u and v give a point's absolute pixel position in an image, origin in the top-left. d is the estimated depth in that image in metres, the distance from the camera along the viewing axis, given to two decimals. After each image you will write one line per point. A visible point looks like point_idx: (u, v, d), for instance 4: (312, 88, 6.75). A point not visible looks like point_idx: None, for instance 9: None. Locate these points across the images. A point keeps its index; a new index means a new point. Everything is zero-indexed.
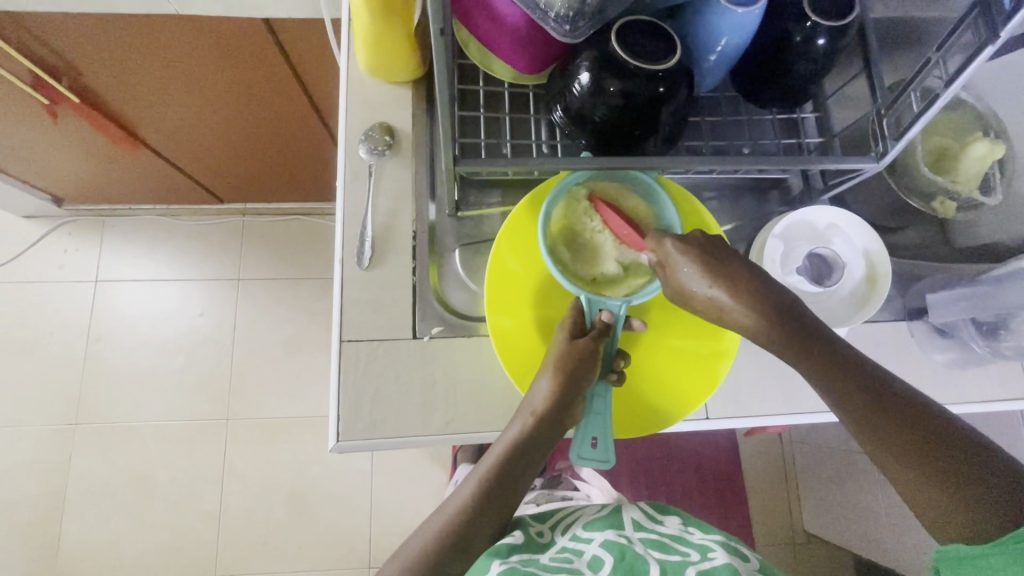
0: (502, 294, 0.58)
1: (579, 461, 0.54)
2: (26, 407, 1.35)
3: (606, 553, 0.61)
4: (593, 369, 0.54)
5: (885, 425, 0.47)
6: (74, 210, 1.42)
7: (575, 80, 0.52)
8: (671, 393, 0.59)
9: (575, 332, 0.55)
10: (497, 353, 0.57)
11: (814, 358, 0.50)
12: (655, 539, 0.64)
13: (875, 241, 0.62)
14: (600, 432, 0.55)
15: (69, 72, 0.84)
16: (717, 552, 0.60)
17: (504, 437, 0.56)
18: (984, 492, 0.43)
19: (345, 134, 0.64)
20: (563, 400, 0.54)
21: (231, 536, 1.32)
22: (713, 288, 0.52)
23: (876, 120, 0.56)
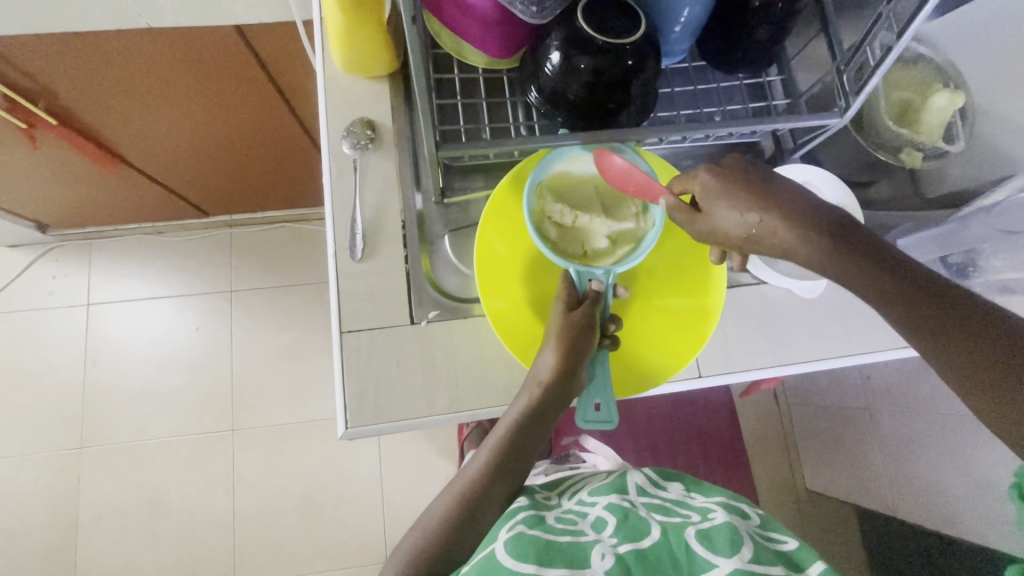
0: (493, 278, 0.60)
1: (585, 424, 0.56)
2: (30, 436, 1.35)
3: (609, 514, 0.60)
4: (591, 338, 0.56)
5: (929, 312, 0.44)
6: (60, 235, 1.42)
7: (547, 60, 0.54)
8: (667, 350, 0.61)
9: (569, 304, 0.57)
10: (497, 334, 0.59)
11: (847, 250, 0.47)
12: (657, 503, 0.63)
13: (845, 195, 0.64)
14: (603, 397, 0.57)
15: (44, 94, 0.84)
16: (717, 512, 0.59)
17: (511, 411, 0.58)
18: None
19: (328, 131, 0.65)
20: (567, 371, 0.56)
21: (246, 544, 1.33)
22: (750, 216, 0.49)
23: (838, 77, 0.58)
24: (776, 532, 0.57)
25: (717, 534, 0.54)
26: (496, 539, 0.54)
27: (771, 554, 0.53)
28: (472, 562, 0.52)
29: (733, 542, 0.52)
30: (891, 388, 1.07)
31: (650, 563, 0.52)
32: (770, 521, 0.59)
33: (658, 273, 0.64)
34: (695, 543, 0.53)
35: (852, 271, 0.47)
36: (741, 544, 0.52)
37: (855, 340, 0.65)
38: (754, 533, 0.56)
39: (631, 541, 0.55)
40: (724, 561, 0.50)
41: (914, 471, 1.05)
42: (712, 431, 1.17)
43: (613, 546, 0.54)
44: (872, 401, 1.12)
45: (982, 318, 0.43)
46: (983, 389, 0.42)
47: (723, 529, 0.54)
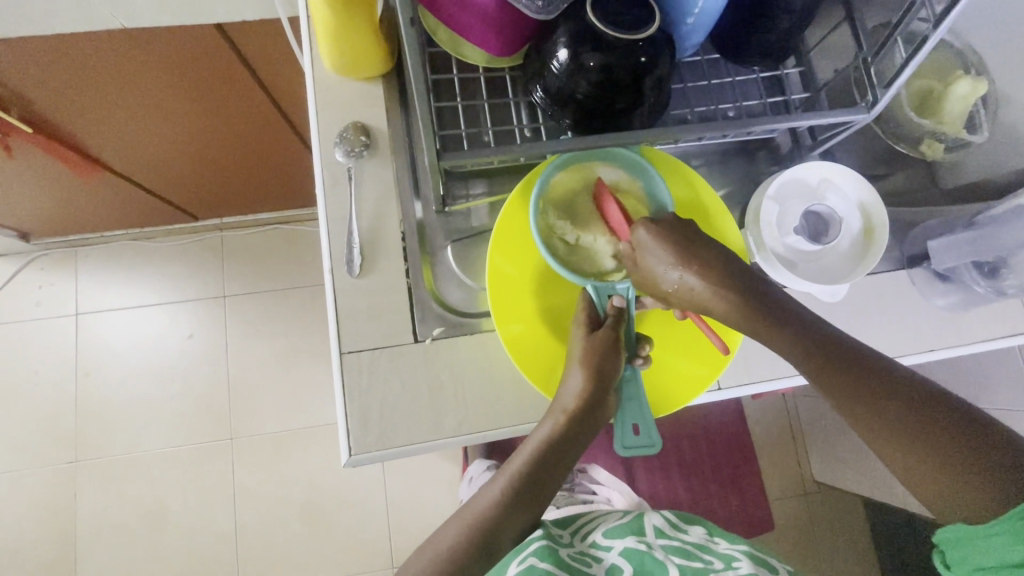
0: (504, 302, 0.56)
1: (626, 451, 0.52)
2: (23, 450, 1.32)
3: (626, 563, 0.60)
4: (618, 358, 0.54)
5: (884, 401, 0.47)
6: (43, 243, 1.37)
7: (553, 58, 0.50)
8: (698, 357, 0.58)
9: (592, 325, 0.55)
10: (514, 363, 0.55)
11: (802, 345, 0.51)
12: (676, 548, 0.63)
13: (869, 193, 0.61)
14: (639, 418, 0.54)
15: (15, 101, 0.79)
16: (740, 562, 0.59)
17: (535, 438, 0.55)
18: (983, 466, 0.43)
19: (319, 138, 0.61)
20: (597, 393, 0.53)
21: (250, 553, 1.31)
22: (682, 271, 0.51)
23: (862, 70, 0.55)
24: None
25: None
26: (510, 573, 0.57)
27: None
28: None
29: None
30: None
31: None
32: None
33: None
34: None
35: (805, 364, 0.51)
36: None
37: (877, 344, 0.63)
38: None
39: None
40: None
41: None
42: (720, 428, 1.15)
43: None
44: None
45: (934, 409, 0.46)
46: (938, 479, 0.44)
47: None
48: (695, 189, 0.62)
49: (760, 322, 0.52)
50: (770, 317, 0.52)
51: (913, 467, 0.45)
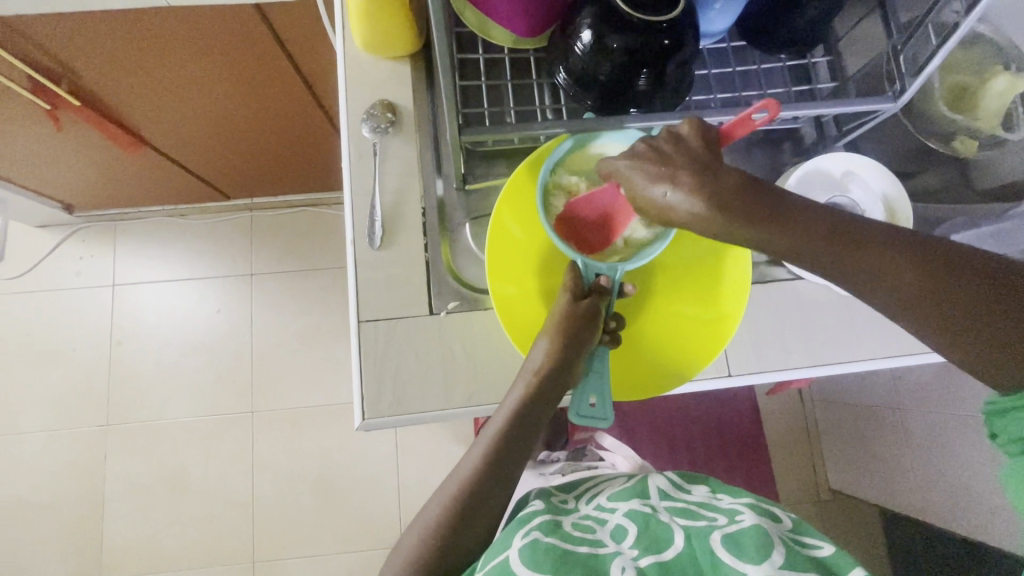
0: (504, 262, 0.57)
1: (579, 420, 0.52)
2: (59, 413, 1.39)
3: (630, 522, 0.54)
4: (594, 331, 0.55)
5: (871, 258, 0.43)
6: (86, 216, 1.44)
7: (577, 39, 0.51)
8: (675, 357, 0.58)
9: (576, 293, 0.55)
10: (500, 320, 0.56)
11: (778, 216, 0.45)
12: (681, 507, 0.57)
13: (893, 185, 0.60)
14: (598, 392, 0.54)
15: (67, 75, 0.83)
16: (745, 515, 0.53)
17: (509, 399, 0.55)
18: (996, 306, 0.40)
19: (347, 114, 0.63)
20: (563, 362, 0.54)
21: (265, 524, 1.36)
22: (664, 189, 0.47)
23: (892, 59, 0.54)
24: (809, 537, 0.52)
25: (745, 540, 0.49)
26: (509, 546, 0.50)
27: (803, 558, 0.48)
28: (482, 571, 0.48)
29: (763, 548, 0.47)
30: (925, 388, 1.02)
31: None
32: (803, 525, 0.54)
33: (679, 274, 0.61)
34: (722, 551, 0.48)
35: (796, 241, 0.44)
36: (771, 550, 0.47)
37: (896, 341, 0.62)
38: (785, 537, 0.51)
39: (654, 553, 0.49)
40: (754, 569, 0.46)
41: (946, 475, 1.01)
42: (733, 428, 1.14)
43: (635, 559, 0.49)
44: (903, 401, 1.08)
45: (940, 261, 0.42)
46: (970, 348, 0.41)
47: (751, 533, 0.49)
48: None
49: (755, 214, 0.45)
50: (740, 196, 0.45)
51: (931, 308, 0.41)
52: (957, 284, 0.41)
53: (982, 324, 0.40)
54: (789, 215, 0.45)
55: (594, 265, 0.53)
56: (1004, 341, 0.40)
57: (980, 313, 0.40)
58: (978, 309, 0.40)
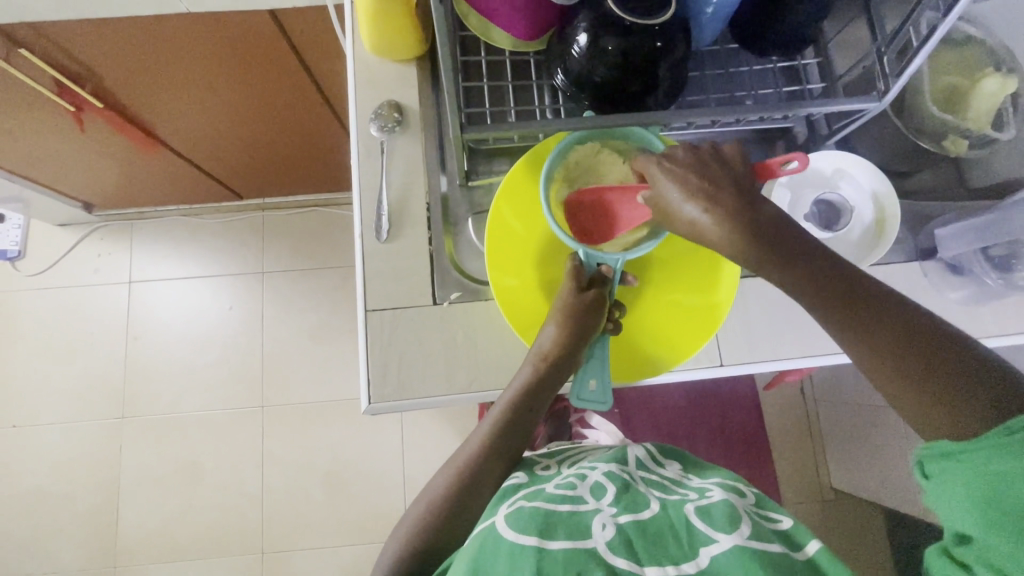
0: (505, 253, 0.60)
1: (581, 403, 0.58)
2: (76, 407, 1.43)
3: (608, 484, 0.56)
4: (597, 318, 0.58)
5: (876, 340, 0.47)
6: (105, 215, 1.49)
7: (574, 42, 0.54)
8: (669, 344, 0.60)
9: (578, 284, 0.58)
10: (502, 309, 0.59)
11: (820, 278, 0.50)
12: (655, 479, 0.59)
13: (883, 182, 0.62)
14: (598, 375, 0.59)
15: (91, 77, 0.87)
16: (716, 489, 0.55)
17: (513, 383, 0.59)
18: (951, 369, 0.45)
19: (356, 114, 0.66)
20: (567, 348, 0.57)
21: (274, 516, 1.39)
22: (693, 206, 0.50)
23: (878, 59, 0.56)
24: (773, 510, 0.54)
25: (717, 511, 0.50)
26: (495, 514, 0.52)
27: (767, 530, 0.49)
28: (469, 537, 0.50)
29: (733, 519, 0.49)
30: None
31: (650, 535, 0.48)
32: (766, 499, 0.56)
33: (673, 264, 0.63)
34: (696, 519, 0.50)
35: (803, 282, 0.50)
36: (741, 521, 0.49)
37: None
38: (752, 510, 0.53)
39: (631, 512, 0.51)
40: (725, 537, 0.47)
41: None
42: (734, 424, 1.16)
43: (615, 516, 0.50)
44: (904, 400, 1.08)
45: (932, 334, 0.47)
46: (938, 405, 0.44)
47: (721, 505, 0.51)
48: None
49: (783, 257, 0.50)
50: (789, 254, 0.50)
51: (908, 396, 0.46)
52: (951, 388, 0.44)
53: (954, 415, 0.44)
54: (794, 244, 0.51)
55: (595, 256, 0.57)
56: (941, 401, 0.44)
57: (955, 397, 0.44)
58: (952, 393, 0.44)
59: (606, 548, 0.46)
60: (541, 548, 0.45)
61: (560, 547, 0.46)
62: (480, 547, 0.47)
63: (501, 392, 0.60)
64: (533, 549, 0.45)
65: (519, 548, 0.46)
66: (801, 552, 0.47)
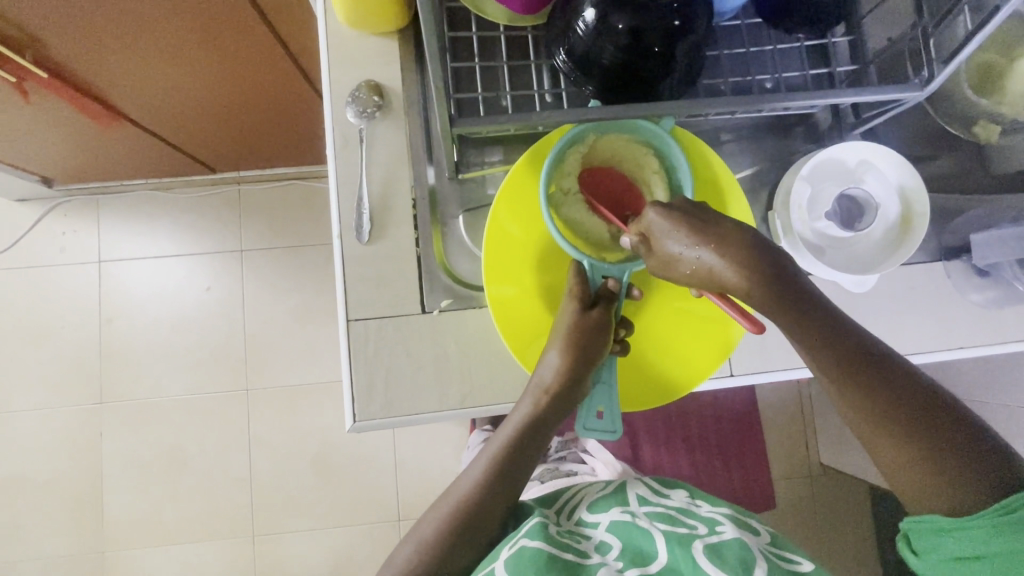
0: (501, 262, 0.55)
1: (585, 432, 0.53)
2: (51, 392, 1.37)
3: (614, 538, 0.53)
4: (604, 340, 0.53)
5: (883, 424, 0.50)
6: (66, 189, 1.38)
7: (579, 18, 0.47)
8: (680, 361, 0.57)
9: (584, 302, 0.53)
10: (498, 324, 0.54)
11: (837, 354, 0.51)
12: (660, 511, 0.57)
13: (911, 176, 0.57)
14: (606, 403, 0.54)
15: (31, 44, 0.77)
16: (725, 527, 0.54)
17: (515, 417, 0.56)
18: (945, 444, 0.48)
19: (331, 96, 0.58)
20: (573, 373, 0.53)
21: (263, 501, 1.37)
22: (700, 251, 0.48)
23: (922, 41, 0.50)
24: (788, 551, 0.53)
25: (728, 552, 0.49)
26: (496, 559, 0.49)
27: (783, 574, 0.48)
28: None
29: (746, 563, 0.48)
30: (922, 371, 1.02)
31: None
32: (779, 539, 0.55)
33: None
34: (705, 560, 0.48)
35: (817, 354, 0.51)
36: (753, 564, 0.48)
37: (897, 340, 0.62)
38: (765, 551, 0.52)
39: (639, 565, 0.49)
40: None
41: None
42: None
43: (620, 570, 0.48)
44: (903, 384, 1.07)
45: (930, 407, 0.50)
46: (930, 479, 0.48)
47: (733, 546, 0.50)
48: (727, 184, 0.58)
49: (800, 312, 0.50)
50: (813, 328, 0.50)
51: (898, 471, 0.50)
52: (945, 464, 0.48)
53: (945, 489, 0.48)
54: (810, 301, 0.50)
55: (600, 267, 0.52)
56: (936, 476, 0.48)
57: (947, 472, 0.48)
58: (945, 467, 0.48)
59: None
60: None
61: None
62: None
63: (512, 408, 0.57)
64: None
65: None
66: None
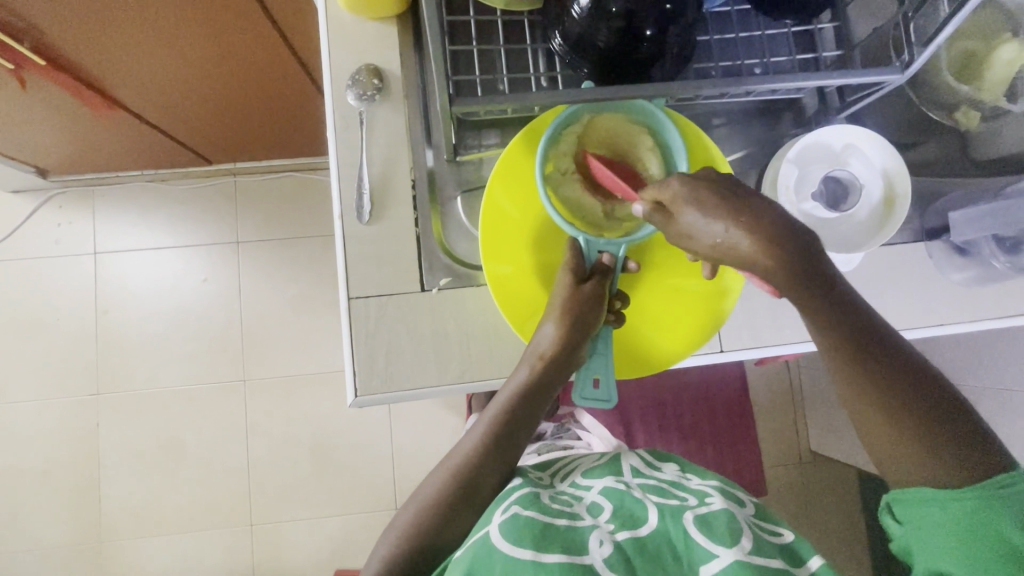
0: (498, 240, 0.57)
1: (582, 402, 0.55)
2: (47, 383, 1.38)
3: (606, 501, 0.55)
4: (599, 313, 0.55)
5: (882, 404, 0.51)
6: (61, 180, 1.38)
7: (574, 2, 0.48)
8: (672, 334, 0.59)
9: (578, 275, 0.55)
10: (497, 300, 0.56)
11: (847, 335, 0.52)
12: (652, 483, 0.59)
13: (896, 160, 0.59)
14: (602, 372, 0.56)
15: (29, 31, 0.77)
16: (714, 498, 0.55)
17: (510, 384, 0.57)
18: (936, 426, 0.51)
19: (331, 80, 0.60)
20: (568, 344, 0.55)
21: (261, 489, 1.38)
22: (727, 227, 0.47)
23: (902, 26, 0.52)
24: (772, 524, 0.54)
25: (717, 523, 0.51)
26: (490, 522, 0.50)
27: (768, 545, 0.50)
28: (464, 546, 0.49)
29: (733, 533, 0.49)
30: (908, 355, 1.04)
31: (650, 555, 0.48)
32: (766, 512, 0.57)
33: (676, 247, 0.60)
34: (695, 531, 0.50)
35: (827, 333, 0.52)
36: (741, 535, 0.49)
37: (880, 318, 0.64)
38: (751, 522, 0.53)
39: (630, 528, 0.51)
40: (725, 551, 0.47)
41: None
42: None
43: (612, 533, 0.50)
44: None
45: (926, 390, 0.52)
46: (920, 458, 0.50)
47: (722, 517, 0.51)
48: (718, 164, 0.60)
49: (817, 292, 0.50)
50: (829, 308, 0.51)
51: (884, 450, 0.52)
52: (935, 445, 0.50)
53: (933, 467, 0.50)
54: (830, 282, 0.50)
55: (595, 242, 0.54)
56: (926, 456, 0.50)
57: (937, 451, 0.50)
58: (933, 447, 0.50)
59: (604, 566, 0.46)
60: (538, 565, 0.45)
61: (557, 563, 0.45)
62: (475, 559, 0.46)
63: (505, 381, 0.58)
64: (529, 565, 0.45)
65: (514, 563, 0.45)
66: (803, 567, 0.48)
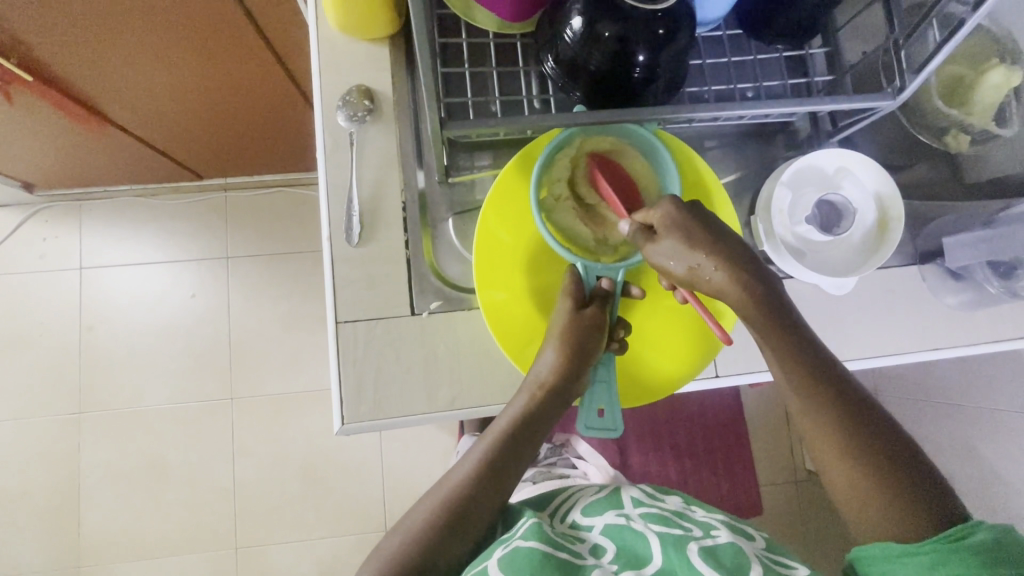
0: (491, 266, 0.56)
1: (587, 432, 0.53)
2: (28, 402, 1.34)
3: (608, 541, 0.54)
4: (599, 339, 0.54)
5: (848, 451, 0.53)
6: (48, 195, 1.36)
7: (566, 26, 0.48)
8: (672, 357, 0.58)
9: (577, 302, 0.54)
10: (492, 329, 0.55)
11: (812, 379, 0.54)
12: (655, 513, 0.58)
13: (886, 182, 0.59)
14: (607, 402, 0.55)
15: (16, 47, 0.76)
16: (720, 530, 0.54)
17: (509, 412, 0.56)
18: (900, 476, 0.52)
19: (321, 100, 0.59)
20: (569, 371, 0.54)
21: (247, 511, 1.35)
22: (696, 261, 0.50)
23: (893, 52, 0.51)
24: (783, 555, 0.53)
25: (723, 554, 0.49)
26: (490, 556, 0.49)
27: None
28: None
29: (740, 565, 0.48)
30: None
31: None
32: (775, 545, 0.56)
33: None
34: (701, 559, 0.49)
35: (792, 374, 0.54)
36: (748, 567, 0.48)
37: (876, 341, 0.64)
38: (762, 555, 0.52)
39: (634, 568, 0.50)
40: None
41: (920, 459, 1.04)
42: None
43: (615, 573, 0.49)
44: None
45: (887, 437, 0.53)
46: (888, 511, 0.51)
47: (728, 549, 0.50)
48: (713, 186, 0.59)
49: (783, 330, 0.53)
50: (793, 346, 0.53)
51: (857, 502, 0.52)
52: (901, 496, 0.51)
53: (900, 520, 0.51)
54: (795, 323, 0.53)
55: (594, 268, 0.53)
56: (894, 508, 0.51)
57: (902, 503, 0.51)
58: (899, 498, 0.51)
59: None
60: None
61: None
62: None
63: (503, 408, 0.57)
64: None
65: None
66: None
